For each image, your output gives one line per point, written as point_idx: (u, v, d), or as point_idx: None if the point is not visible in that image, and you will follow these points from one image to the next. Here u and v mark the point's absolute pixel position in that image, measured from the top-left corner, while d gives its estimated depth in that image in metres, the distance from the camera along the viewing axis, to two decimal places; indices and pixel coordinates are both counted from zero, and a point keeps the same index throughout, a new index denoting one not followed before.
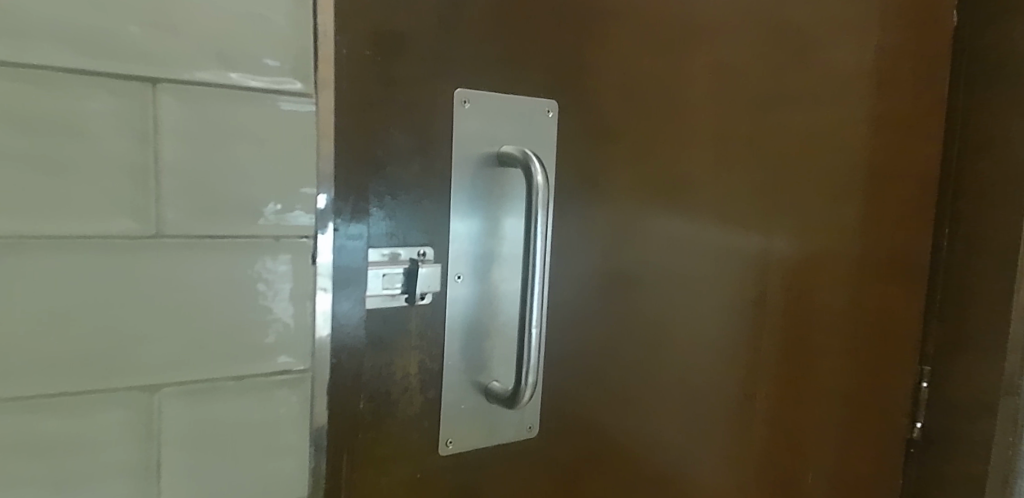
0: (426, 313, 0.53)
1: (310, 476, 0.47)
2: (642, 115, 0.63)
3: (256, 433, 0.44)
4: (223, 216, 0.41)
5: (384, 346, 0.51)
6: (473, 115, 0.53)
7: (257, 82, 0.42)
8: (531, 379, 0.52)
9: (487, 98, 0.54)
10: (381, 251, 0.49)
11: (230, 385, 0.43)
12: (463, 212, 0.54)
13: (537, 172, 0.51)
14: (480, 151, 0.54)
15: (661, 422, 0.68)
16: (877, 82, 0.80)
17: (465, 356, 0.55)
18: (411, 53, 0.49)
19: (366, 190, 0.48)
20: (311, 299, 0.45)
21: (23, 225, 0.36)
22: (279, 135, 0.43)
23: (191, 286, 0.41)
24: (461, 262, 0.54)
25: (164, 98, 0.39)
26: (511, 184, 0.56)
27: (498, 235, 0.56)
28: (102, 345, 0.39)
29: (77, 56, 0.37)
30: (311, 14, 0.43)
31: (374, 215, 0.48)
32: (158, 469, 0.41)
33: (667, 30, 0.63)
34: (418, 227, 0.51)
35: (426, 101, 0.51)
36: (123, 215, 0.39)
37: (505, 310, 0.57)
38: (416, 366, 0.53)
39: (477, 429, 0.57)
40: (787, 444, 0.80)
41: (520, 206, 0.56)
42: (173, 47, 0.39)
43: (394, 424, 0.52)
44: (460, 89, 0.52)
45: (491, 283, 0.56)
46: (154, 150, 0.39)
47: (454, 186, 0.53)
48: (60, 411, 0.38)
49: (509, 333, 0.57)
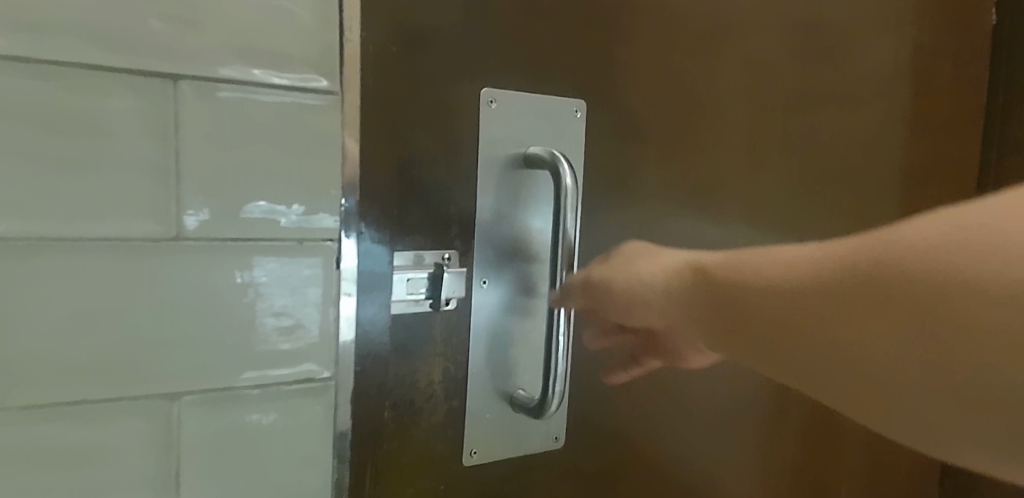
0: (451, 318, 0.51)
1: (333, 488, 0.45)
2: (672, 114, 0.60)
3: (278, 440, 0.42)
4: (248, 218, 0.40)
5: (408, 352, 0.49)
6: (500, 115, 0.51)
7: (282, 78, 0.40)
8: (558, 387, 0.50)
9: (514, 97, 0.52)
10: (406, 255, 0.47)
11: (253, 393, 0.41)
12: (488, 215, 0.51)
13: (565, 173, 0.49)
14: (507, 151, 0.52)
15: (690, 434, 0.66)
16: (914, 82, 0.77)
17: (490, 365, 0.53)
18: (438, 50, 0.47)
19: (392, 193, 0.46)
20: (336, 304, 0.44)
21: (41, 227, 0.35)
22: (303, 134, 0.41)
23: (212, 290, 0.39)
24: (486, 266, 0.52)
25: (187, 95, 0.37)
26: (537, 186, 0.54)
27: (525, 238, 0.54)
28: (121, 353, 0.37)
29: (98, 52, 0.35)
30: (337, 8, 0.42)
31: (399, 216, 0.47)
32: (177, 480, 0.40)
33: (698, 26, 0.61)
34: (444, 231, 0.49)
35: (452, 101, 0.49)
36: (144, 216, 0.37)
37: (532, 317, 0.55)
38: (440, 373, 0.51)
39: (502, 437, 0.54)
40: (818, 458, 0.77)
41: (547, 208, 0.54)
42: (195, 43, 0.37)
43: (418, 433, 0.50)
44: (486, 87, 0.50)
45: (517, 289, 0.54)
46: (175, 149, 0.37)
47: (479, 188, 0.51)
48: (78, 422, 0.37)
49: (535, 341, 0.55)
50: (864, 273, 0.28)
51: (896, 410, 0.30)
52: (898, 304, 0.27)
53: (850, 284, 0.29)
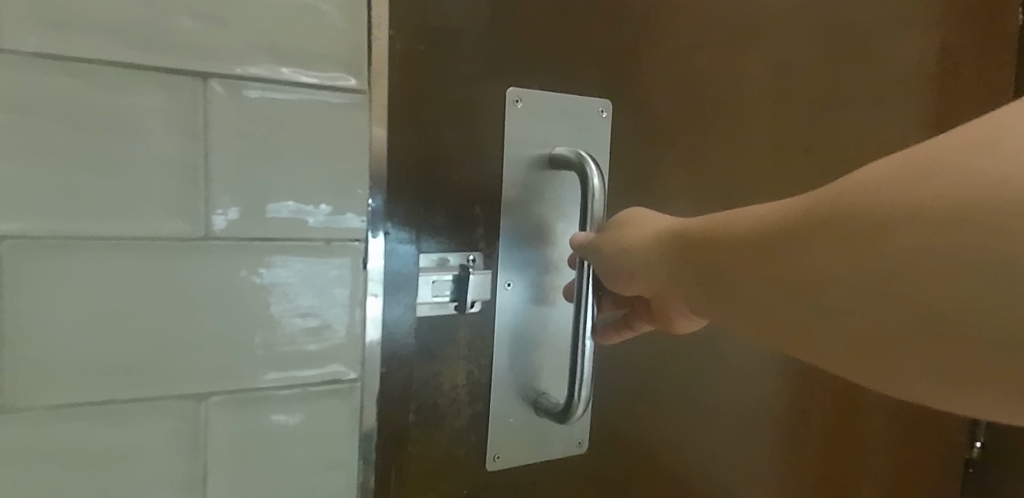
0: (475, 320, 0.50)
1: (358, 490, 0.45)
2: (697, 114, 0.60)
3: (302, 442, 0.42)
4: (275, 217, 0.40)
5: (433, 355, 0.48)
6: (525, 115, 0.50)
7: (310, 77, 0.40)
8: (585, 392, 0.48)
9: (541, 97, 0.51)
10: (430, 257, 0.47)
11: (280, 394, 0.41)
12: (512, 216, 0.50)
13: (592, 175, 0.48)
14: (532, 151, 0.51)
15: (714, 437, 0.65)
16: (941, 82, 0.76)
17: (515, 368, 0.52)
18: (465, 49, 0.47)
19: (418, 194, 0.45)
20: (362, 306, 0.43)
21: (72, 226, 0.35)
22: (330, 132, 0.41)
23: (240, 291, 0.39)
24: (511, 267, 0.51)
25: (215, 93, 0.37)
26: (562, 187, 0.53)
27: (551, 240, 0.53)
28: (151, 354, 0.37)
29: (129, 50, 0.35)
30: (365, 6, 0.41)
31: (424, 217, 0.46)
32: (204, 482, 0.39)
33: (724, 24, 0.60)
34: (470, 233, 0.48)
35: (478, 100, 0.48)
36: (173, 216, 0.37)
37: (557, 321, 0.54)
38: (464, 376, 0.50)
39: (523, 442, 0.53)
40: (842, 463, 0.76)
41: (572, 209, 0.54)
42: (224, 41, 0.37)
43: (442, 437, 0.49)
44: (511, 87, 0.49)
45: (542, 291, 0.53)
46: (204, 147, 0.37)
47: (505, 189, 0.50)
48: (107, 421, 0.37)
49: (560, 344, 0.54)
50: (818, 210, 0.28)
51: (852, 370, 0.28)
52: (844, 241, 0.26)
53: (806, 228, 0.28)
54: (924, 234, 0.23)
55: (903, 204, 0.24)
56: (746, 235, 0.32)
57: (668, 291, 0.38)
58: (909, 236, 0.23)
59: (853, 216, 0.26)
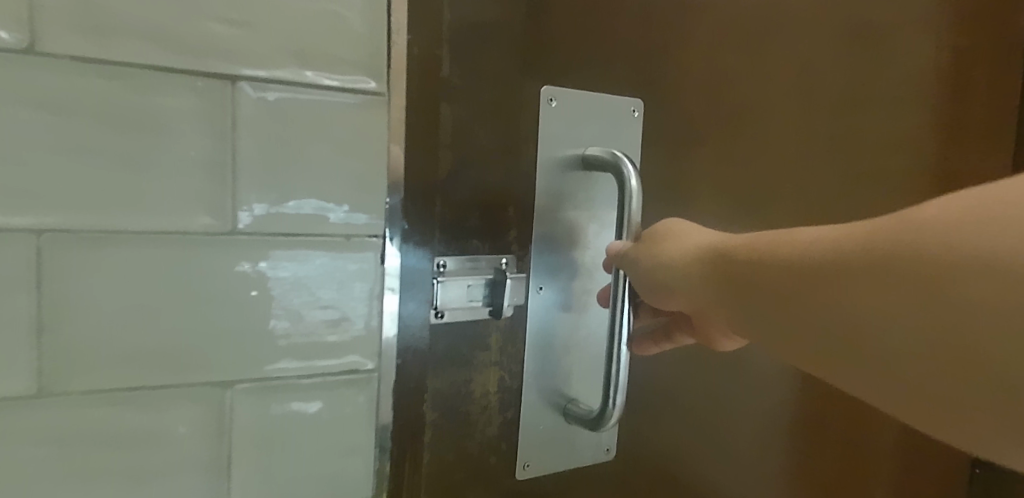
0: (506, 325, 0.51)
1: (375, 478, 0.46)
2: (713, 114, 0.60)
3: (323, 431, 0.44)
4: (296, 215, 0.41)
5: (465, 361, 0.50)
6: (557, 113, 0.52)
7: (332, 80, 0.42)
8: (619, 400, 0.49)
9: (572, 96, 0.52)
10: (465, 261, 0.48)
11: (301, 383, 0.43)
12: (546, 216, 0.52)
13: (628, 175, 0.49)
14: (564, 151, 0.53)
15: (730, 430, 0.66)
16: (945, 75, 0.79)
17: (544, 374, 0.54)
18: (495, 47, 0.48)
19: (453, 201, 0.47)
20: (379, 299, 0.45)
21: (107, 221, 0.37)
22: (351, 133, 0.43)
23: (263, 283, 0.41)
24: (543, 272, 0.53)
25: (243, 95, 0.39)
26: (593, 187, 0.55)
27: (581, 243, 0.54)
28: (180, 342, 0.39)
29: (162, 54, 0.37)
30: (385, 11, 0.43)
31: (459, 224, 0.48)
32: (228, 467, 0.41)
33: (739, 26, 0.61)
34: (500, 236, 0.50)
35: (508, 98, 0.49)
36: (202, 211, 0.39)
37: (586, 324, 0.56)
38: (496, 382, 0.51)
39: (556, 451, 0.55)
40: (853, 457, 0.77)
41: (601, 209, 0.56)
42: (252, 46, 0.39)
43: (474, 444, 0.51)
44: (545, 85, 0.51)
45: (573, 296, 0.55)
46: (232, 147, 0.39)
47: (539, 194, 0.52)
48: (137, 407, 0.38)
49: (588, 348, 0.56)
50: (869, 251, 0.29)
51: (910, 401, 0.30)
52: (901, 286, 0.28)
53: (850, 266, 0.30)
54: (983, 284, 0.25)
55: (957, 253, 0.26)
56: (792, 267, 0.33)
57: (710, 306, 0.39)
58: (966, 284, 0.26)
59: (899, 259, 0.28)
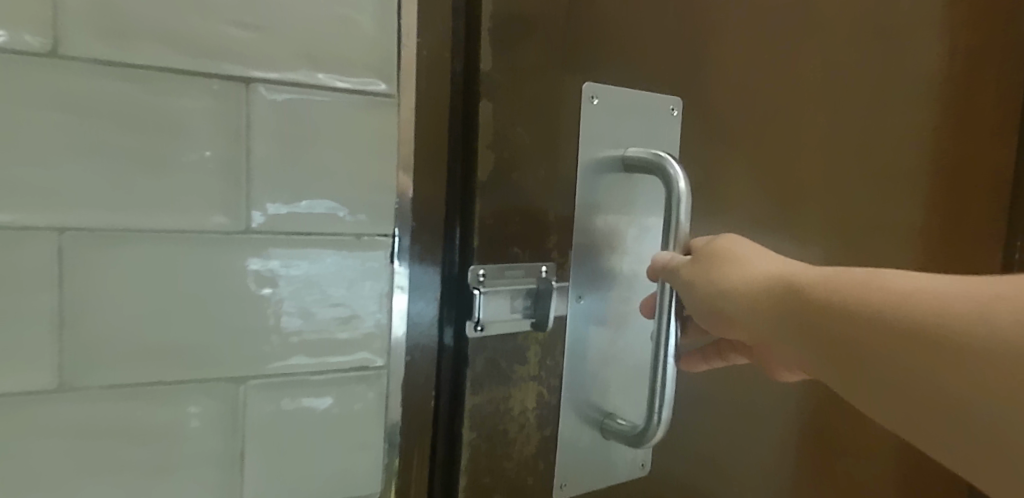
0: (543, 340, 0.52)
1: (384, 473, 0.47)
2: (727, 111, 0.61)
3: (333, 427, 0.45)
4: (306, 213, 0.42)
5: (504, 376, 0.49)
6: (599, 110, 0.52)
7: (344, 82, 0.43)
8: (663, 418, 0.50)
9: (612, 92, 0.53)
10: (507, 271, 0.48)
11: (312, 379, 0.44)
12: (588, 220, 0.53)
13: (676, 176, 0.49)
14: (605, 152, 0.53)
15: (743, 414, 0.67)
16: (950, 69, 0.81)
17: (581, 388, 0.55)
18: (537, 40, 0.47)
19: (496, 210, 0.47)
20: (388, 297, 0.46)
21: (124, 219, 0.37)
22: (364, 135, 0.44)
23: (276, 281, 0.42)
24: (582, 279, 0.53)
25: (257, 97, 0.40)
26: (630, 188, 0.56)
27: (618, 245, 0.55)
28: (194, 339, 0.40)
29: (180, 57, 0.38)
30: (395, 14, 0.44)
31: (502, 235, 0.47)
32: (240, 460, 0.42)
33: (755, 23, 0.61)
34: (539, 242, 0.50)
35: (551, 92, 0.49)
36: (215, 210, 0.40)
37: (620, 334, 0.57)
38: (535, 399, 0.52)
39: (589, 469, 0.56)
40: (850, 435, 0.81)
41: (637, 211, 0.56)
42: (266, 49, 0.40)
43: (512, 466, 0.51)
44: (588, 82, 0.51)
45: (609, 304, 0.55)
46: (246, 147, 0.40)
47: (580, 203, 0.52)
48: (152, 402, 0.39)
49: (621, 359, 0.57)
50: (956, 322, 0.30)
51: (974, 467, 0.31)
52: (983, 361, 0.29)
53: (911, 327, 0.32)
54: None
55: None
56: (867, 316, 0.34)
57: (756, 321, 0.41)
58: None
59: (927, 330, 0.31)
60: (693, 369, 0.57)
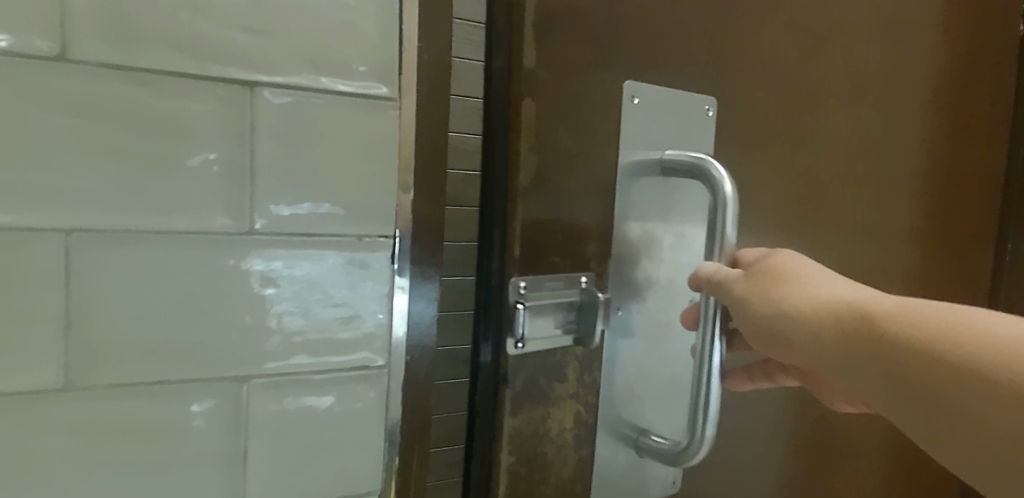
0: (582, 356, 0.53)
1: (385, 471, 0.48)
2: (734, 110, 0.62)
3: (335, 425, 0.45)
4: (306, 214, 0.43)
5: (545, 394, 0.50)
6: (637, 108, 0.53)
7: (347, 86, 0.43)
8: (704, 436, 0.51)
9: (650, 90, 0.54)
10: (549, 285, 0.49)
11: (314, 378, 0.44)
12: (627, 226, 0.54)
13: (724, 181, 0.50)
14: (644, 154, 0.54)
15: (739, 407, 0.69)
16: (946, 67, 0.83)
17: (616, 405, 0.55)
18: (572, 35, 0.47)
19: (537, 224, 0.48)
20: (389, 297, 0.47)
21: (130, 220, 0.38)
22: (366, 137, 0.44)
23: (278, 282, 0.42)
24: (619, 291, 0.54)
25: (262, 101, 0.41)
26: (665, 191, 0.56)
27: (652, 252, 0.56)
28: (198, 339, 0.40)
29: (187, 61, 0.38)
30: (398, 18, 0.45)
31: (544, 251, 0.48)
32: (244, 458, 0.42)
33: (762, 23, 0.61)
34: (579, 252, 0.51)
35: (589, 90, 0.49)
36: (220, 212, 0.40)
37: (651, 346, 0.57)
38: (573, 418, 0.52)
39: (622, 487, 0.57)
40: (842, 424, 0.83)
41: (671, 217, 0.57)
42: (271, 53, 0.41)
43: (549, 488, 0.51)
44: (628, 80, 0.52)
45: (643, 315, 0.56)
46: (251, 150, 0.41)
47: (620, 210, 0.53)
48: (156, 400, 0.40)
49: (653, 372, 0.58)
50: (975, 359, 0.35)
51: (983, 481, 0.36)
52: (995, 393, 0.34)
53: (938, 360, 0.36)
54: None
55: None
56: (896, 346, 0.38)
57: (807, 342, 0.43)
58: None
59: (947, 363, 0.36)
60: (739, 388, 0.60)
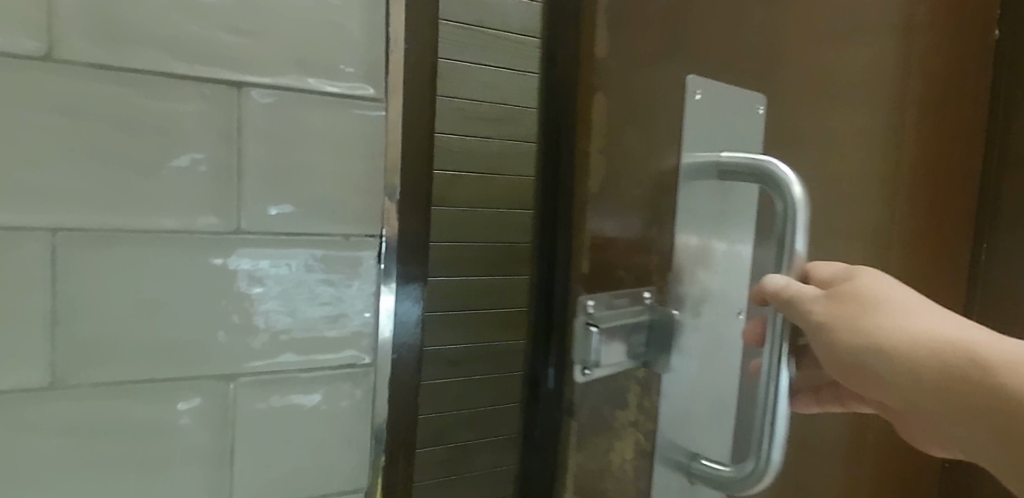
0: (640, 376, 0.50)
1: (372, 468, 0.48)
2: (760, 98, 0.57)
3: (321, 423, 0.46)
4: (292, 213, 0.43)
5: (604, 420, 0.48)
6: (698, 105, 0.51)
7: (333, 86, 0.44)
8: (768, 459, 0.49)
9: (711, 86, 0.52)
10: (616, 302, 0.47)
11: (301, 377, 0.45)
12: (688, 232, 0.51)
13: (792, 187, 0.48)
14: (702, 156, 0.51)
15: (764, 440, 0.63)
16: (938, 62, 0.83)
17: (671, 429, 0.52)
18: (634, 28, 0.45)
19: (601, 231, 0.46)
20: (375, 296, 0.47)
21: (117, 219, 0.38)
22: (354, 138, 0.45)
23: (264, 281, 0.43)
24: (679, 305, 0.51)
25: (249, 101, 0.41)
26: (723, 197, 0.54)
27: (708, 262, 0.53)
28: (185, 337, 0.41)
29: (173, 61, 0.39)
30: (384, 20, 0.45)
31: (608, 268, 0.47)
32: (230, 456, 0.43)
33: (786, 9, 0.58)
34: (642, 266, 0.49)
35: (648, 84, 0.47)
36: (207, 211, 0.41)
37: (710, 362, 0.54)
38: (632, 445, 0.50)
39: None
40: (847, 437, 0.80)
41: (728, 227, 0.55)
42: (258, 53, 0.41)
43: None
44: (691, 76, 0.50)
45: (701, 330, 0.53)
46: (238, 149, 0.41)
47: (681, 215, 0.50)
48: (141, 399, 0.40)
49: (708, 389, 0.55)
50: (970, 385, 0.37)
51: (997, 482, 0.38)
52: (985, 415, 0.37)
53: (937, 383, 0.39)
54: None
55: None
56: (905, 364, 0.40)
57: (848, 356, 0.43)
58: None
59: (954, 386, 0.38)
60: (803, 409, 0.60)
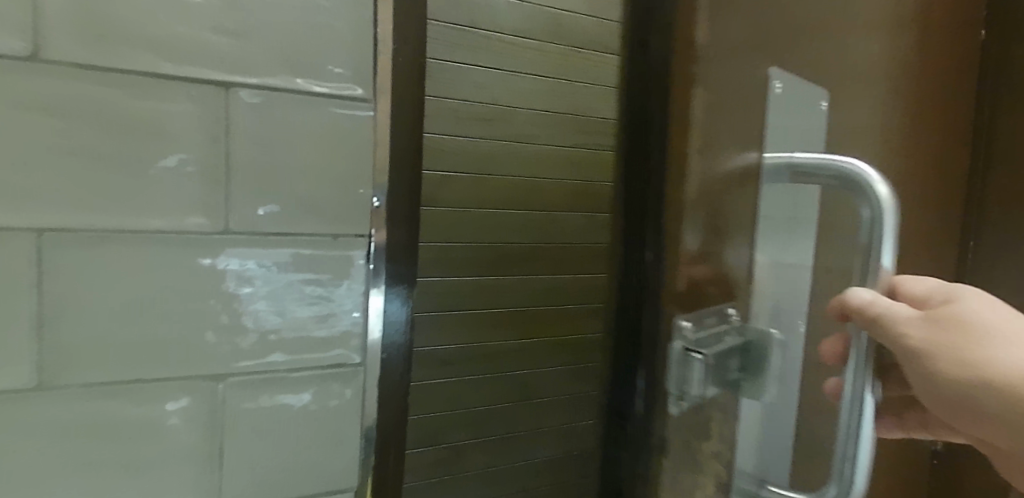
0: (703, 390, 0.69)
1: (362, 466, 0.48)
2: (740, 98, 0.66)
3: (311, 423, 0.46)
4: (280, 213, 0.43)
5: None
6: (779, 92, 0.70)
7: (321, 87, 0.44)
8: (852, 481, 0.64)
9: (795, 82, 0.71)
10: None
11: (291, 377, 0.45)
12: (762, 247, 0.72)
13: (877, 184, 0.68)
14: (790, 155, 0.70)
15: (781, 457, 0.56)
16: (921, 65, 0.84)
17: (728, 424, 0.74)
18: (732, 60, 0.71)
19: None
20: (365, 296, 0.47)
21: (104, 220, 0.38)
22: (343, 139, 0.45)
23: (252, 281, 0.43)
24: None
25: (236, 102, 0.41)
26: (807, 187, 0.71)
27: (750, 280, 0.72)
28: (175, 338, 0.41)
29: (159, 61, 0.39)
30: (371, 21, 0.45)
31: None
32: (220, 456, 0.43)
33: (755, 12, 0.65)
34: (728, 285, 0.74)
35: (744, 78, 0.71)
36: (195, 212, 0.41)
37: (750, 385, 0.73)
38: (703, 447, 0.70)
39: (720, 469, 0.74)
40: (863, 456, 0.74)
41: (806, 215, 0.71)
42: (245, 54, 0.41)
43: None
44: (772, 68, 0.70)
45: None
46: (225, 149, 0.41)
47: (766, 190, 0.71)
48: (130, 400, 0.40)
49: (749, 395, 0.74)
50: None
51: None
52: None
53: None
54: None
55: None
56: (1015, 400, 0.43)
57: (917, 360, 0.48)
58: None
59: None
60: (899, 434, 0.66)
